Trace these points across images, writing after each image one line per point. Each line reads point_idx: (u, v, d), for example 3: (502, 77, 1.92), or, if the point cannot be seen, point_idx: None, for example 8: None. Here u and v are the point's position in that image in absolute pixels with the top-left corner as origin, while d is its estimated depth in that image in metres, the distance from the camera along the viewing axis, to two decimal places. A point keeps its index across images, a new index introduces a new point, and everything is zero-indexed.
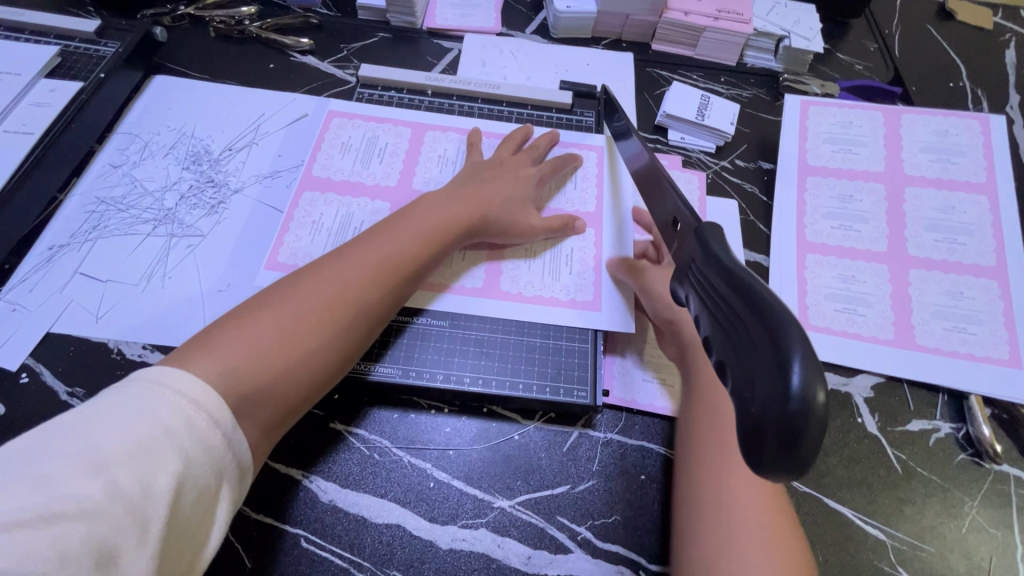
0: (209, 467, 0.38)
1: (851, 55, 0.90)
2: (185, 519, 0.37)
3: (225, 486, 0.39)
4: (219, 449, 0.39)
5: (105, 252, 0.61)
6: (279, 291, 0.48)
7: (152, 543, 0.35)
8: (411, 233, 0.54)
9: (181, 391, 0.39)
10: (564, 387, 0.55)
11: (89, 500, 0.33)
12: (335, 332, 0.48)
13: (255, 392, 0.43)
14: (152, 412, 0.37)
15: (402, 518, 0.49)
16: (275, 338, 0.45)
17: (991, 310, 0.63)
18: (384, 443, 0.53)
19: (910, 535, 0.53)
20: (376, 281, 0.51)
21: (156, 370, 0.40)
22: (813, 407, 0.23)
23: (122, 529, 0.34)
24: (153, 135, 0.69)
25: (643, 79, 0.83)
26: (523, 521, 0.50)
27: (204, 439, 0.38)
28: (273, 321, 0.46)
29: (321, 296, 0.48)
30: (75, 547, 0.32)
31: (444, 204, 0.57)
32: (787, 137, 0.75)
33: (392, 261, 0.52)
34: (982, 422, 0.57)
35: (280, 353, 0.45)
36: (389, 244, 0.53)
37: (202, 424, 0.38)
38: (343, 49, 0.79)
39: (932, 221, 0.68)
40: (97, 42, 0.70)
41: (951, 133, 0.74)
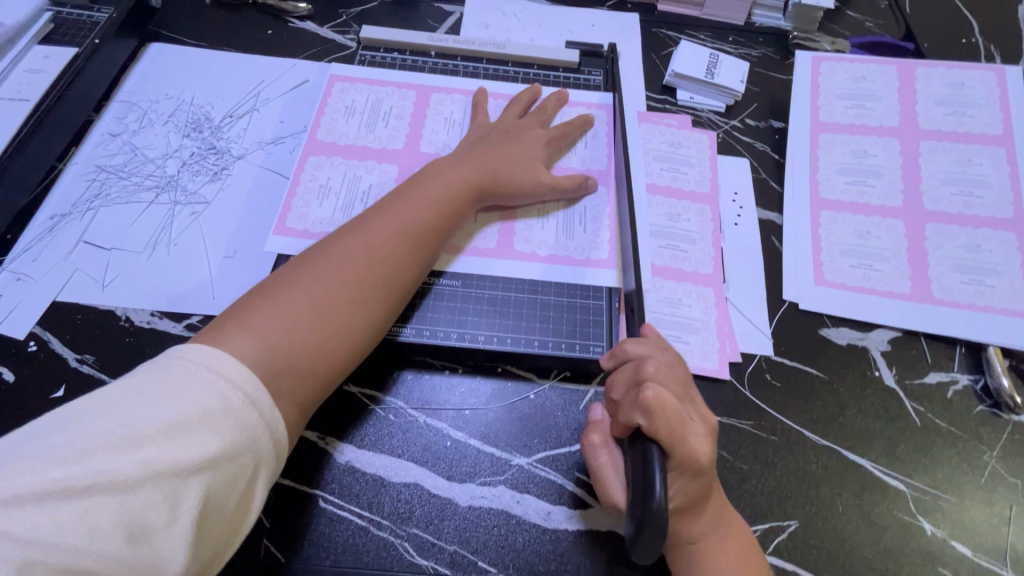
0: (243, 449, 0.37)
1: (861, 12, 0.88)
2: (220, 500, 0.36)
3: (261, 469, 0.38)
4: (254, 427, 0.38)
5: (107, 220, 0.59)
6: (298, 270, 0.48)
7: (184, 522, 0.34)
8: (428, 201, 0.53)
9: (214, 369, 0.38)
10: (580, 344, 0.54)
11: (121, 475, 0.33)
12: (364, 303, 0.48)
13: (292, 367, 0.43)
14: (188, 389, 0.37)
15: (419, 478, 0.49)
16: (299, 317, 0.45)
17: (1010, 262, 0.62)
18: (398, 404, 0.52)
19: (929, 486, 0.53)
20: (397, 254, 0.50)
21: (190, 347, 0.39)
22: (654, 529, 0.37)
23: (154, 506, 0.33)
24: (151, 102, 0.67)
25: (650, 39, 0.81)
26: (541, 477, 0.50)
27: (239, 419, 0.37)
28: (295, 300, 0.45)
29: (347, 271, 0.48)
30: (108, 519, 0.32)
31: (454, 169, 0.56)
32: (798, 95, 0.74)
33: (411, 232, 0.51)
34: (1001, 373, 0.57)
35: (315, 329, 0.45)
36: (408, 213, 0.52)
37: (237, 402, 0.38)
38: (342, 14, 0.77)
39: (948, 175, 0.67)
40: (90, 8, 0.68)
41: (967, 85, 0.72)
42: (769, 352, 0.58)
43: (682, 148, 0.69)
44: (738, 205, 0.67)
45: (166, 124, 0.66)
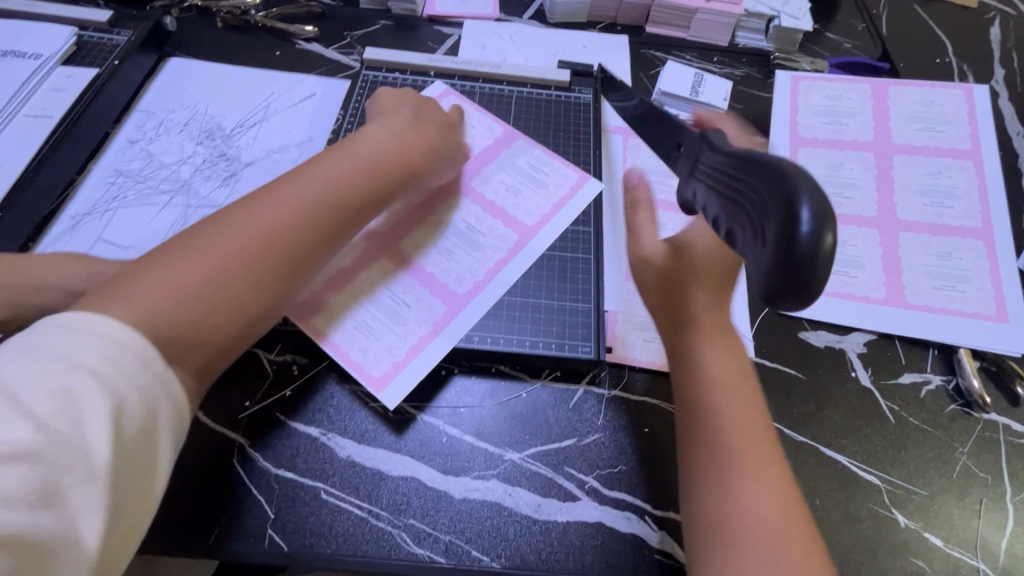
0: (149, 405, 0.36)
1: (840, 34, 0.93)
2: (134, 456, 0.35)
3: (166, 425, 0.37)
4: (155, 385, 0.37)
5: (125, 221, 0.63)
6: (191, 239, 0.44)
7: (99, 480, 0.33)
8: (348, 160, 0.53)
9: (92, 331, 0.36)
10: (569, 343, 0.57)
11: (24, 443, 0.31)
12: (280, 265, 0.46)
13: (182, 334, 0.40)
14: (68, 354, 0.34)
15: (417, 472, 0.52)
16: (195, 286, 0.42)
17: (978, 268, 0.65)
18: (397, 402, 0.55)
19: (903, 481, 0.55)
20: (305, 222, 0.48)
21: (63, 316, 0.36)
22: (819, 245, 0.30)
23: (63, 468, 0.32)
24: (169, 112, 0.71)
25: (638, 59, 0.85)
26: (532, 471, 0.52)
27: (136, 379, 0.36)
28: (190, 270, 0.42)
29: (244, 237, 0.45)
30: (17, 487, 0.30)
31: (389, 135, 0.57)
32: (778, 113, 0.78)
33: (325, 203, 0.50)
34: (971, 374, 0.60)
35: (232, 294, 0.43)
36: (302, 181, 0.50)
37: (132, 364, 0.36)
38: (347, 36, 0.82)
39: (920, 187, 0.70)
40: (110, 32, 0.73)
41: (938, 103, 0.76)
42: (751, 354, 0.61)
43: None
44: None
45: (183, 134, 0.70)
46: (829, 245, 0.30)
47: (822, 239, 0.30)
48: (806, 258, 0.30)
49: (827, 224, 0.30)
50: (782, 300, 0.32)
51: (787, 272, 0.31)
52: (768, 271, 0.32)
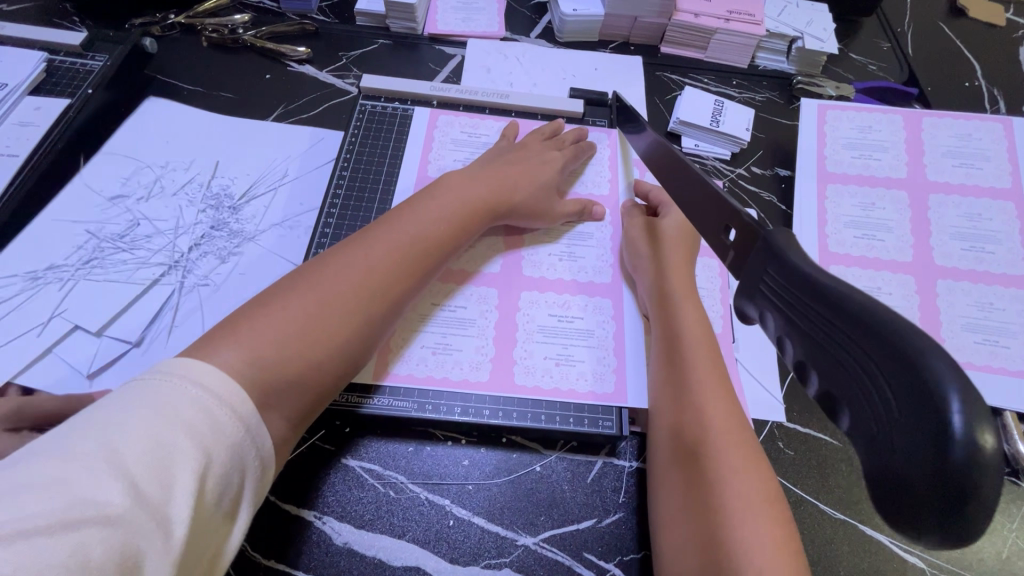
0: (234, 466, 0.37)
1: (864, 54, 0.88)
2: (208, 520, 0.35)
3: (248, 485, 0.38)
4: (243, 444, 0.37)
5: (99, 294, 0.57)
6: (300, 281, 0.47)
7: (176, 548, 0.32)
8: (434, 214, 0.55)
9: (200, 384, 0.37)
10: (589, 417, 0.52)
11: (111, 505, 0.31)
12: (371, 311, 0.48)
13: (280, 382, 0.42)
14: (169, 406, 0.36)
15: (421, 560, 0.47)
16: (302, 329, 0.44)
17: (1021, 321, 0.61)
18: (399, 479, 0.50)
19: (949, 562, 0.51)
20: (400, 268, 0.51)
21: (177, 363, 0.38)
22: (983, 461, 0.21)
23: (144, 533, 0.31)
24: (168, 170, 0.65)
25: (653, 83, 0.80)
26: (548, 559, 0.48)
27: (227, 436, 0.37)
28: (299, 311, 0.45)
29: (346, 282, 0.48)
30: (97, 555, 0.30)
31: (469, 184, 0.58)
32: (804, 142, 0.73)
33: (415, 245, 0.52)
34: (1018, 440, 0.56)
35: (328, 342, 0.45)
36: (396, 234, 0.52)
37: (224, 419, 0.37)
38: (343, 57, 0.76)
39: (958, 229, 0.66)
40: (85, 56, 0.67)
41: (974, 136, 0.71)
42: (781, 418, 0.56)
43: None
44: None
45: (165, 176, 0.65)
46: (990, 452, 0.21)
47: (980, 449, 0.21)
48: (965, 477, 0.21)
49: (987, 429, 0.21)
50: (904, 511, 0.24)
51: (924, 486, 0.22)
52: (885, 475, 0.24)
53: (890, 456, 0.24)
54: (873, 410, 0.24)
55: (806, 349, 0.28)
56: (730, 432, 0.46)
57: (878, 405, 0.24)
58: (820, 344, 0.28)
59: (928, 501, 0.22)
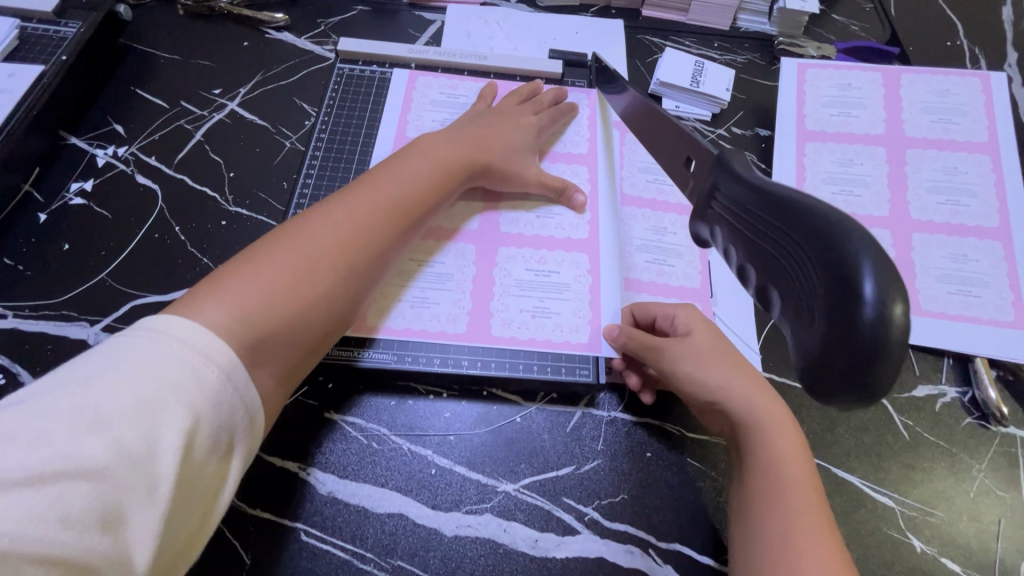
0: (223, 426, 0.37)
1: (846, 15, 0.87)
2: (196, 478, 0.35)
3: (237, 445, 0.38)
4: (231, 404, 0.37)
5: None
6: (283, 238, 0.47)
7: (161, 504, 0.33)
8: (416, 173, 0.55)
9: (185, 342, 0.37)
10: (566, 366, 0.53)
11: (93, 461, 0.32)
12: (357, 268, 0.49)
13: (269, 339, 0.42)
14: (153, 365, 0.35)
15: (404, 507, 0.48)
16: (290, 285, 0.44)
17: (995, 272, 0.62)
18: (382, 431, 0.51)
19: (919, 502, 0.52)
20: (383, 226, 0.51)
21: (161, 319, 0.37)
22: (890, 320, 0.26)
23: (127, 490, 0.32)
24: None
25: (634, 45, 0.79)
26: (528, 504, 0.49)
27: (215, 395, 0.36)
28: (285, 269, 0.44)
29: (331, 238, 0.48)
30: (78, 509, 0.31)
31: (448, 143, 0.58)
32: (784, 102, 0.73)
33: (399, 204, 0.52)
34: (989, 385, 0.57)
35: (316, 300, 0.46)
36: (379, 192, 0.52)
37: (212, 379, 0.36)
38: (321, 24, 0.76)
39: (935, 183, 0.66)
40: (57, 22, 0.66)
41: (952, 92, 0.72)
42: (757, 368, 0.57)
43: None
44: None
45: (144, 145, 0.65)
46: (897, 316, 0.26)
47: (888, 317, 0.26)
48: (873, 338, 0.26)
49: (894, 298, 0.26)
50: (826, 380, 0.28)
51: (841, 354, 0.27)
52: (810, 354, 0.29)
53: (813, 331, 0.29)
54: (801, 294, 0.30)
55: (746, 249, 0.34)
56: (785, 431, 0.47)
57: (805, 287, 0.29)
58: (758, 244, 0.33)
59: (840, 365, 0.27)
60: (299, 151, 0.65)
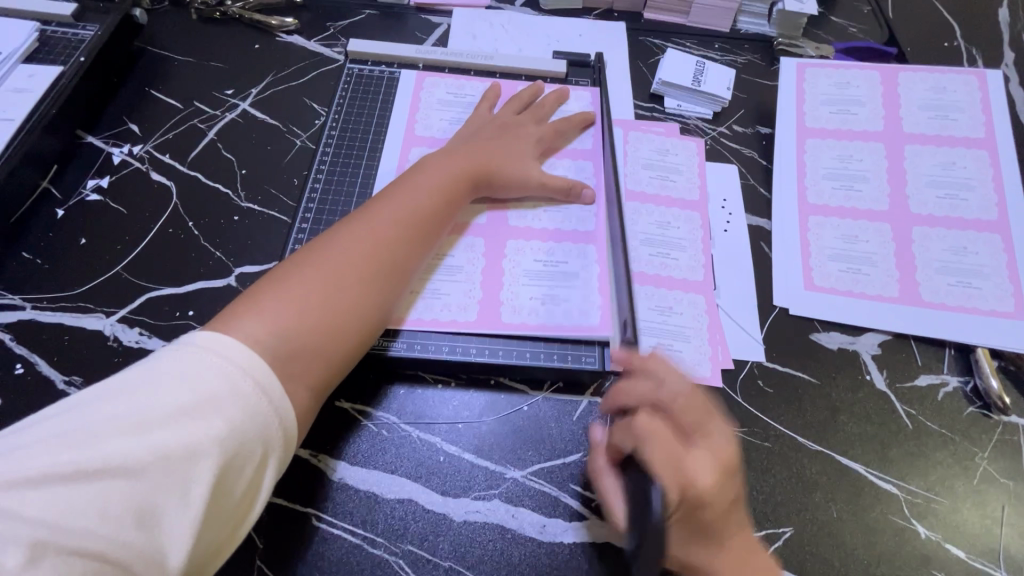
0: (256, 435, 0.38)
1: (845, 17, 0.89)
2: (230, 484, 0.37)
3: (272, 455, 0.39)
4: (265, 415, 0.38)
5: None
6: (308, 256, 0.49)
7: (194, 506, 0.35)
8: (427, 189, 0.56)
9: (221, 354, 0.39)
10: (572, 354, 0.54)
11: (133, 460, 0.34)
12: (380, 283, 0.50)
13: (301, 351, 0.44)
14: (193, 376, 0.37)
15: (413, 493, 0.49)
16: (316, 300, 0.46)
17: (994, 263, 0.63)
18: (392, 419, 0.52)
19: (922, 488, 0.53)
20: (402, 238, 0.53)
21: (200, 335, 0.39)
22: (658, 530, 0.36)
23: (164, 490, 0.34)
24: None
25: (636, 47, 0.81)
26: (535, 490, 0.50)
27: (250, 404, 0.38)
28: (311, 285, 0.47)
29: (352, 254, 0.50)
30: (116, 504, 0.33)
31: (453, 158, 0.60)
32: (784, 100, 0.74)
33: (415, 217, 0.54)
34: (990, 375, 0.57)
35: (347, 314, 0.47)
36: (395, 209, 0.54)
37: (246, 389, 0.38)
38: (330, 27, 0.77)
39: (933, 178, 0.67)
40: (75, 26, 0.68)
41: (949, 90, 0.73)
42: (760, 358, 0.58)
43: (672, 156, 0.69)
44: (727, 211, 0.67)
45: (159, 143, 0.67)
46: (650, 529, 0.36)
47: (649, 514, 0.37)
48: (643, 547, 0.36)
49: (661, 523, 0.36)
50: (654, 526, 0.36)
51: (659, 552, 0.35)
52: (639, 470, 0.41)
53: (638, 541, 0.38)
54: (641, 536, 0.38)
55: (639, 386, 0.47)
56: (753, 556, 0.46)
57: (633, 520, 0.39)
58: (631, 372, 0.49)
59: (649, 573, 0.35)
60: (310, 149, 0.67)
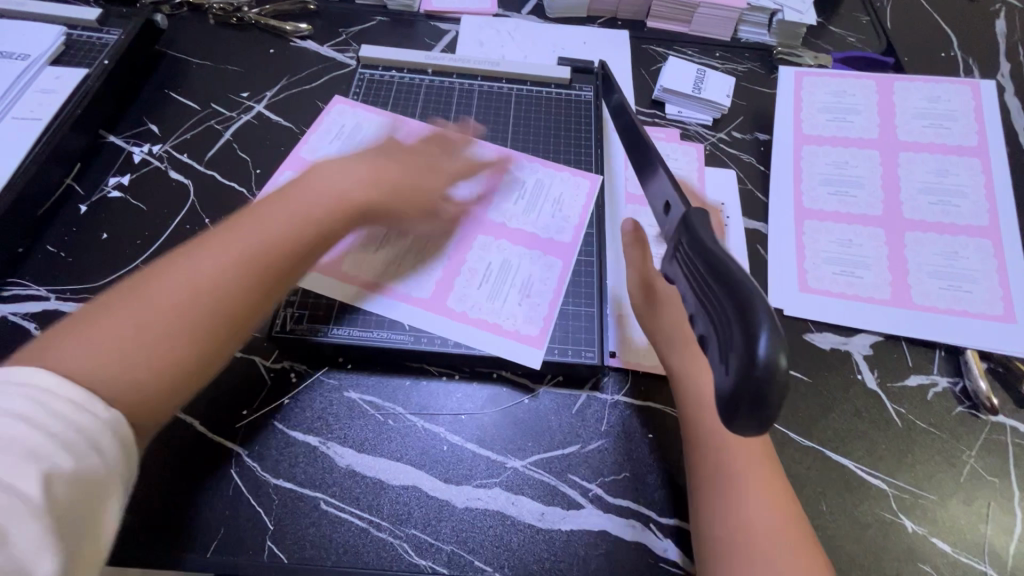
0: (91, 447, 0.33)
1: (844, 28, 0.91)
2: (77, 501, 0.32)
3: (116, 465, 0.34)
4: (97, 429, 0.34)
5: None
6: (148, 275, 0.41)
7: (43, 529, 0.30)
8: (314, 192, 0.48)
9: (27, 381, 0.33)
10: (572, 349, 0.57)
11: None
12: (231, 321, 0.42)
13: (111, 383, 0.36)
14: (3, 408, 0.32)
15: (418, 480, 0.51)
16: (139, 325, 0.38)
17: (985, 268, 0.64)
18: (398, 409, 0.54)
19: (911, 484, 0.55)
20: (271, 247, 0.44)
21: (1, 371, 0.33)
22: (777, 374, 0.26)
23: (1, 522, 0.29)
24: None
25: (639, 55, 0.83)
26: (535, 479, 0.52)
27: (73, 423, 0.33)
28: (136, 308, 0.39)
29: (194, 269, 0.41)
30: None
31: (349, 177, 0.50)
32: (783, 108, 0.76)
33: (295, 223, 0.46)
34: (978, 376, 0.59)
35: (185, 338, 0.39)
36: (271, 215, 0.45)
37: (68, 407, 0.33)
38: (342, 33, 0.80)
39: (927, 185, 0.69)
40: (99, 30, 0.71)
41: (944, 99, 0.75)
42: None
43: (672, 160, 0.72)
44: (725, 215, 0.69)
45: (177, 143, 0.69)
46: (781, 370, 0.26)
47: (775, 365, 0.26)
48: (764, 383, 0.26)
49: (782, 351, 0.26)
50: (735, 417, 0.28)
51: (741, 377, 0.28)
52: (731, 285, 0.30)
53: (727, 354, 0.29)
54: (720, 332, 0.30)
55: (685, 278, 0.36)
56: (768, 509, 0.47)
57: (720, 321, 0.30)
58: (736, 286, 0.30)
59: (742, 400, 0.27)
60: None
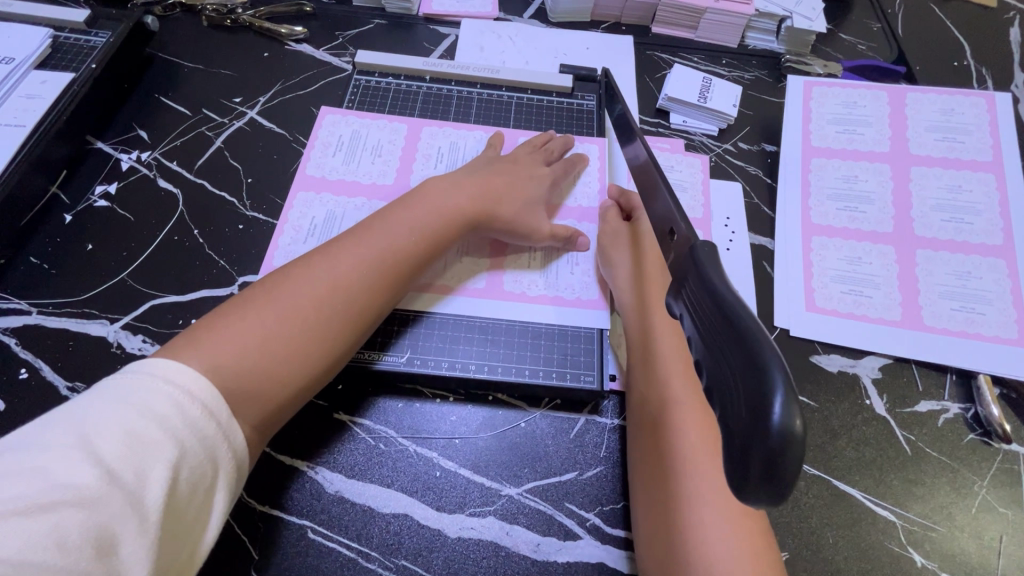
0: (201, 454, 0.38)
1: (854, 35, 0.88)
2: (183, 506, 0.37)
3: (222, 474, 0.39)
4: (214, 437, 0.38)
5: None
6: (264, 292, 0.48)
7: (151, 532, 0.34)
8: (406, 227, 0.54)
9: (168, 380, 0.38)
10: (570, 373, 0.55)
11: (86, 488, 0.33)
12: (331, 334, 0.48)
13: (237, 389, 0.42)
14: (144, 400, 0.37)
15: (409, 508, 0.49)
16: (260, 341, 0.45)
17: (998, 289, 0.62)
18: (390, 433, 0.52)
19: (920, 516, 0.53)
20: (371, 277, 0.51)
21: (148, 363, 0.39)
22: (792, 436, 0.25)
23: (120, 517, 0.34)
24: None
25: (643, 61, 0.81)
26: (531, 508, 0.50)
27: (196, 427, 0.38)
28: (257, 324, 0.45)
29: (305, 291, 0.48)
30: (73, 536, 0.32)
31: (439, 204, 0.57)
32: (790, 119, 0.74)
33: (387, 256, 0.52)
34: (991, 402, 0.57)
35: (295, 354, 0.46)
36: (367, 244, 0.52)
37: (195, 412, 0.38)
38: (338, 37, 0.78)
39: (940, 201, 0.67)
40: (88, 32, 0.68)
41: (957, 112, 0.73)
42: None
43: (676, 172, 0.69)
44: (730, 230, 0.67)
45: (167, 150, 0.67)
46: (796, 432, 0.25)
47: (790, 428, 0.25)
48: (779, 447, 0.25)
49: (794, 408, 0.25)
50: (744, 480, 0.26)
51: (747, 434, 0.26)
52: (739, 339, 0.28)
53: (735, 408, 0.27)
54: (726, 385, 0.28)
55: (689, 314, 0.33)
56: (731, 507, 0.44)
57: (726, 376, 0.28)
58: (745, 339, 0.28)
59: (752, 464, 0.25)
60: None
